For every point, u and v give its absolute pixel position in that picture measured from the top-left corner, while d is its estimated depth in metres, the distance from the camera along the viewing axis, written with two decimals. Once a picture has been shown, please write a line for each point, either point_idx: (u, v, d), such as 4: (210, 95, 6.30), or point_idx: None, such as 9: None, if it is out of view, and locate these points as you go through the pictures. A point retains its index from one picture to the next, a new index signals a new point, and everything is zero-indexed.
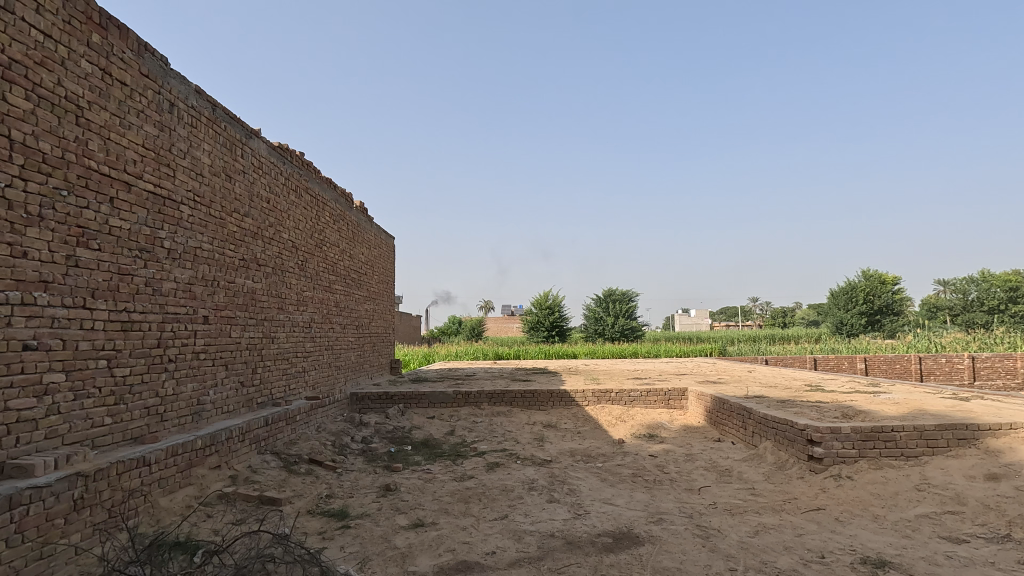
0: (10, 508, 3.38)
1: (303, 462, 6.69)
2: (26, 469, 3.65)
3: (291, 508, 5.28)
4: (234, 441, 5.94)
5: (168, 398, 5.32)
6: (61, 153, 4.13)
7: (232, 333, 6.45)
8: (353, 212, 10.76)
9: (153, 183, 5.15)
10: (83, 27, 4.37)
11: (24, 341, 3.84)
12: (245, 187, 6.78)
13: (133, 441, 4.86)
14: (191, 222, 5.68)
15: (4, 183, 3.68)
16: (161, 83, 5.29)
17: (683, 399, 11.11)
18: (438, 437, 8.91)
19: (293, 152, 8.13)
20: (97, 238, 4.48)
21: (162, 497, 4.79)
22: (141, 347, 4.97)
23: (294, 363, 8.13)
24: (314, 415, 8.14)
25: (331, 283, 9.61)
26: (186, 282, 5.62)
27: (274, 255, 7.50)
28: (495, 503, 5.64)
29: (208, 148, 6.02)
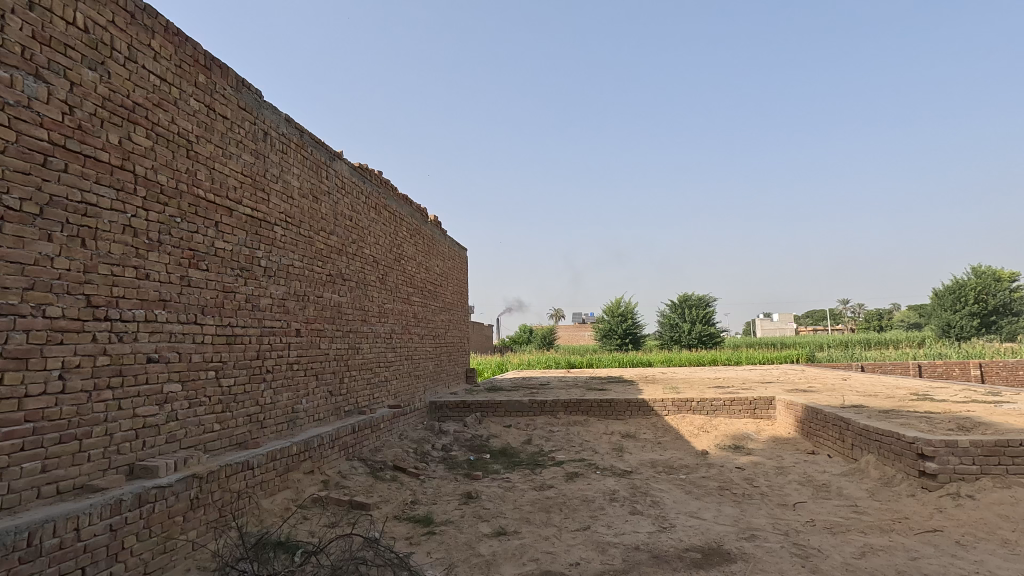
0: (140, 505, 3.76)
1: (388, 469, 6.97)
2: (151, 469, 4.05)
3: (379, 513, 5.50)
4: (326, 447, 6.27)
5: (267, 406, 5.71)
6: (175, 183, 4.58)
7: (321, 344, 6.83)
8: (427, 225, 11.14)
9: (251, 208, 5.57)
10: (191, 70, 4.83)
11: (148, 355, 4.26)
12: (330, 208, 7.19)
13: (238, 446, 5.25)
14: (284, 241, 6.10)
15: (130, 214, 4.13)
16: (257, 115, 5.74)
17: (770, 409, 10.52)
18: (515, 446, 8.97)
19: (373, 171, 8.56)
20: (205, 259, 4.91)
21: (265, 499, 5.13)
22: (243, 358, 5.37)
23: (377, 372, 8.48)
24: (397, 423, 8.43)
25: (409, 295, 9.94)
26: (280, 297, 6.02)
27: (357, 269, 7.88)
28: (576, 513, 5.58)
29: (297, 172, 6.44)
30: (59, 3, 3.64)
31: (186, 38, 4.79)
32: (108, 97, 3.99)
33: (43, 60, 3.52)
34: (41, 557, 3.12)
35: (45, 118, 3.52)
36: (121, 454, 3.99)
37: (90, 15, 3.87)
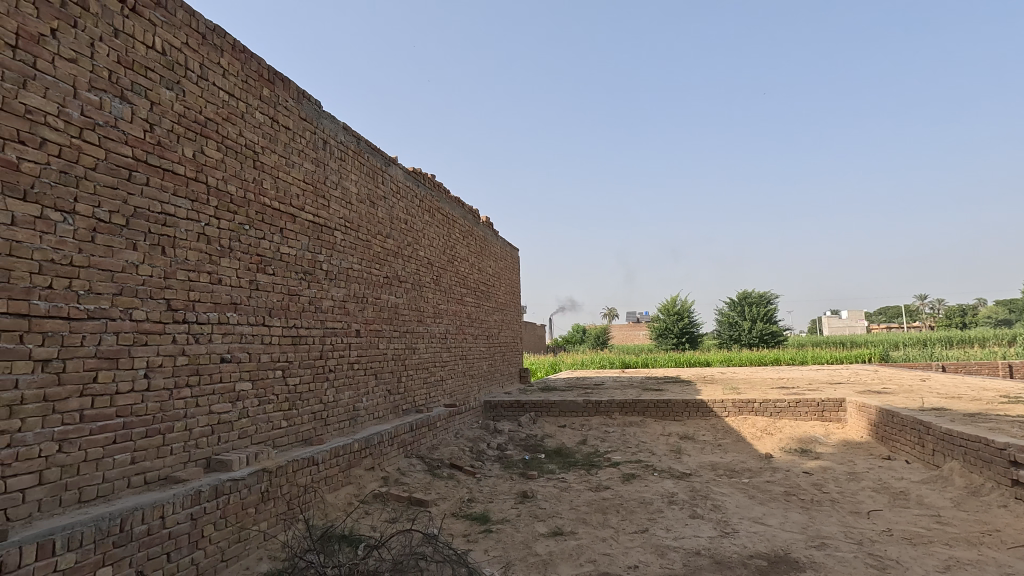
0: (217, 496, 4.01)
1: (445, 467, 7.09)
2: (226, 463, 4.30)
3: (437, 509, 5.62)
4: (385, 444, 6.46)
5: (330, 404, 5.94)
6: (243, 192, 4.84)
7: (380, 345, 7.04)
8: (480, 226, 11.27)
9: (313, 214, 5.82)
10: (256, 84, 5.09)
11: (222, 355, 4.53)
12: (386, 212, 7.40)
13: (304, 442, 5.49)
14: (343, 245, 6.33)
15: (203, 222, 4.39)
16: (317, 124, 5.98)
17: (840, 411, 9.98)
18: (571, 446, 8.92)
19: (426, 175, 8.73)
20: (271, 264, 5.16)
21: (329, 493, 5.35)
22: (307, 358, 5.61)
23: (433, 372, 8.65)
24: (453, 421, 8.57)
25: (462, 296, 10.08)
26: (341, 299, 6.25)
27: (412, 271, 8.07)
28: (633, 515, 5.49)
29: (355, 178, 6.66)
30: (140, 29, 3.93)
31: (252, 55, 5.05)
32: (183, 114, 4.26)
33: (126, 82, 3.81)
34: (132, 542, 3.38)
35: (129, 136, 3.81)
36: (199, 448, 4.26)
37: (166, 39, 4.15)
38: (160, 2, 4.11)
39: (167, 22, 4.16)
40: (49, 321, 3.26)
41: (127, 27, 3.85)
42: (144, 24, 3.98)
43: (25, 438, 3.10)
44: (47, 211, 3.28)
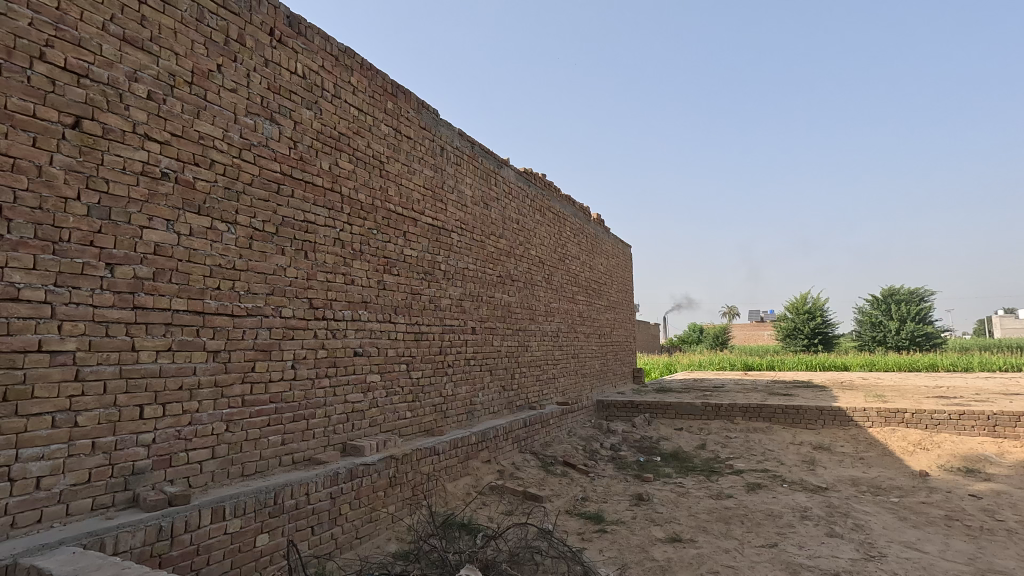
0: (352, 478, 4.39)
1: (558, 464, 7.15)
2: (359, 448, 4.70)
3: (552, 505, 5.68)
4: (501, 439, 6.65)
5: (449, 398, 6.24)
6: (372, 200, 5.24)
7: (494, 342, 7.25)
8: (590, 224, 11.16)
9: (432, 217, 6.15)
10: (382, 98, 5.48)
11: (354, 349, 4.95)
12: (499, 213, 7.61)
13: (426, 432, 5.83)
14: (460, 246, 6.61)
15: (338, 228, 4.83)
16: (435, 132, 6.30)
17: (1017, 427, 8.55)
18: (688, 451, 8.53)
19: (537, 174, 8.83)
20: (396, 265, 5.54)
21: (450, 483, 5.63)
22: (428, 354, 5.94)
23: (545, 369, 8.74)
24: (565, 419, 8.60)
25: (574, 294, 10.07)
26: (458, 298, 6.54)
27: (524, 270, 8.22)
28: (760, 528, 5.13)
29: (470, 181, 6.93)
30: (284, 57, 4.41)
31: (377, 71, 5.45)
32: (320, 131, 4.71)
33: (274, 105, 4.30)
34: (284, 514, 3.83)
35: (277, 154, 4.29)
36: (337, 434, 4.69)
37: (306, 64, 4.61)
38: (300, 31, 4.57)
39: (307, 49, 4.62)
40: (218, 318, 3.78)
41: (275, 56, 4.33)
42: (288, 52, 4.45)
43: (201, 417, 3.63)
44: (215, 222, 3.80)
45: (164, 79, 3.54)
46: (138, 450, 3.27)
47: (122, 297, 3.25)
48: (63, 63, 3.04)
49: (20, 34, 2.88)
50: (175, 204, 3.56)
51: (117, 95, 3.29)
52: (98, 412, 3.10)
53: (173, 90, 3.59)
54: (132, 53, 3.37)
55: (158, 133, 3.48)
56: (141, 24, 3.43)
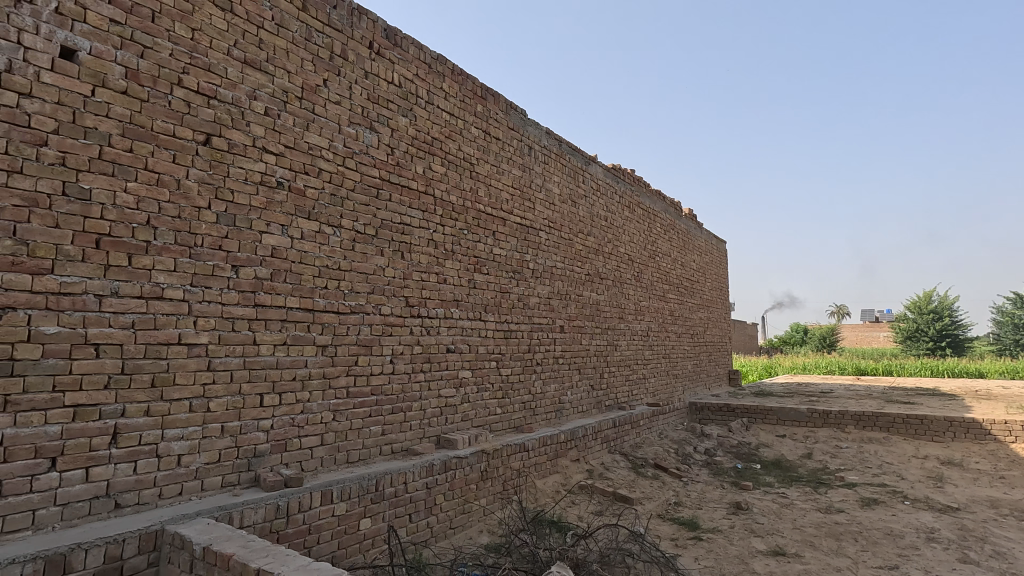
0: (446, 470, 4.56)
1: (649, 467, 6.97)
2: (452, 441, 4.86)
3: (643, 509, 5.56)
4: (590, 438, 6.60)
5: (537, 396, 6.29)
6: (463, 201, 5.40)
7: (582, 340, 7.21)
8: (682, 219, 10.76)
9: (521, 216, 6.22)
10: (472, 102, 5.62)
11: (447, 345, 5.12)
12: (587, 210, 7.54)
13: (515, 429, 5.91)
14: (548, 245, 6.63)
15: (432, 229, 5.02)
16: (522, 132, 6.36)
17: None
18: (792, 459, 7.99)
19: (626, 170, 8.65)
20: (486, 264, 5.67)
21: (539, 479, 5.67)
22: (517, 351, 6.02)
23: (635, 369, 8.55)
24: (656, 421, 8.37)
25: (665, 292, 9.76)
26: (546, 296, 6.57)
27: (613, 268, 8.08)
28: (877, 547, 4.69)
29: (557, 179, 6.93)
30: (382, 68, 4.65)
31: (468, 76, 5.60)
32: (415, 136, 4.93)
33: (374, 114, 4.55)
34: (384, 500, 4.05)
35: (376, 160, 4.54)
36: (432, 426, 4.89)
37: (402, 73, 4.84)
38: (397, 42, 4.80)
39: (402, 59, 4.85)
40: (325, 315, 4.07)
41: (373, 68, 4.58)
42: (385, 63, 4.69)
43: (312, 406, 3.93)
44: (323, 226, 4.09)
45: (279, 96, 3.86)
46: (259, 435, 3.61)
47: (245, 295, 3.59)
48: (197, 87, 3.41)
49: (162, 63, 3.26)
50: (288, 210, 3.87)
51: (240, 113, 3.63)
52: (227, 398, 3.46)
53: (286, 106, 3.91)
54: (251, 74, 3.71)
55: (274, 146, 3.81)
56: (259, 46, 3.77)
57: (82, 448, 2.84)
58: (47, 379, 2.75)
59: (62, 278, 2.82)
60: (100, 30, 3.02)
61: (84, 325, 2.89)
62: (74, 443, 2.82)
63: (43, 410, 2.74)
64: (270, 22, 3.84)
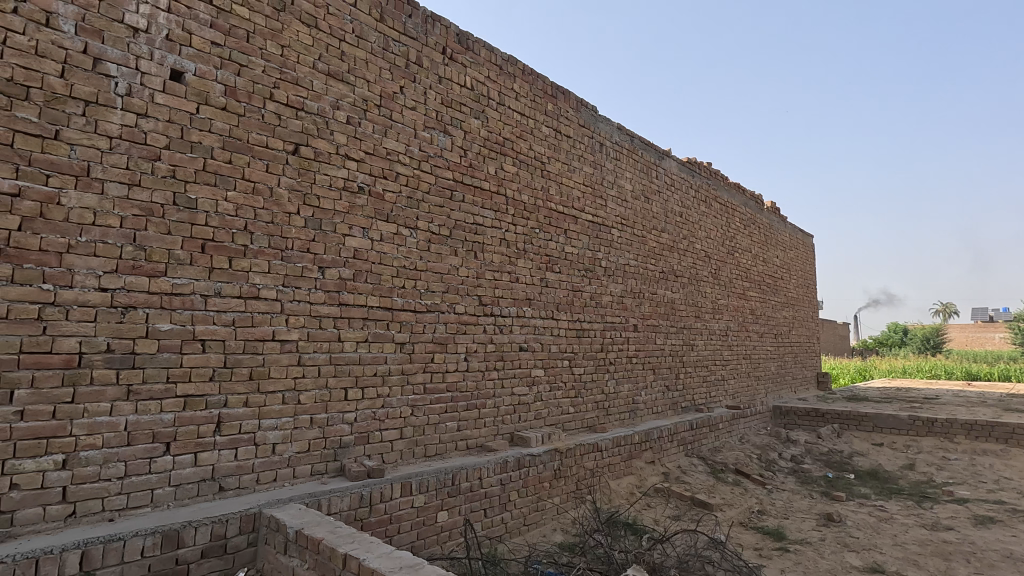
0: (519, 467, 4.60)
1: (730, 472, 6.68)
2: (526, 439, 4.90)
3: (724, 515, 5.34)
4: (666, 440, 6.43)
5: (611, 396, 6.20)
6: (534, 200, 5.42)
7: (657, 340, 7.03)
8: (764, 213, 10.22)
9: (592, 214, 6.15)
10: (543, 100, 5.63)
11: (520, 344, 5.17)
12: (662, 206, 7.34)
13: (589, 428, 5.86)
14: (621, 242, 6.52)
15: (504, 229, 5.09)
16: (594, 129, 6.29)
17: None
18: (891, 470, 7.38)
19: (703, 163, 8.34)
20: (558, 263, 5.66)
21: (613, 480, 5.60)
22: (590, 351, 5.97)
23: (714, 370, 8.23)
24: (737, 425, 8.01)
25: (745, 290, 9.31)
26: (619, 294, 6.46)
27: (689, 265, 7.82)
28: (995, 571, 4.24)
29: (630, 175, 6.79)
30: (455, 73, 4.76)
31: (538, 75, 5.61)
32: (487, 137, 5.00)
33: (448, 118, 4.67)
34: (460, 494, 4.15)
35: (450, 162, 4.65)
36: (506, 424, 4.95)
37: (474, 76, 4.93)
38: (469, 46, 4.90)
39: (474, 62, 4.94)
40: (403, 313, 4.23)
41: (447, 73, 4.70)
42: (458, 67, 4.80)
43: (392, 401, 4.09)
44: (400, 228, 4.25)
45: (359, 105, 4.05)
46: (344, 427, 3.81)
47: (330, 295, 3.80)
48: (286, 100, 3.64)
49: (256, 80, 3.51)
50: (369, 214, 4.06)
51: (324, 122, 3.85)
52: (315, 392, 3.68)
53: (366, 114, 4.10)
54: (334, 85, 3.92)
55: (355, 152, 4.00)
56: (341, 58, 3.97)
57: (191, 435, 3.12)
58: (162, 371, 3.05)
59: (173, 280, 3.11)
60: (203, 52, 3.30)
61: (192, 323, 3.17)
62: (184, 429, 3.10)
63: (160, 399, 3.03)
64: (350, 35, 4.03)
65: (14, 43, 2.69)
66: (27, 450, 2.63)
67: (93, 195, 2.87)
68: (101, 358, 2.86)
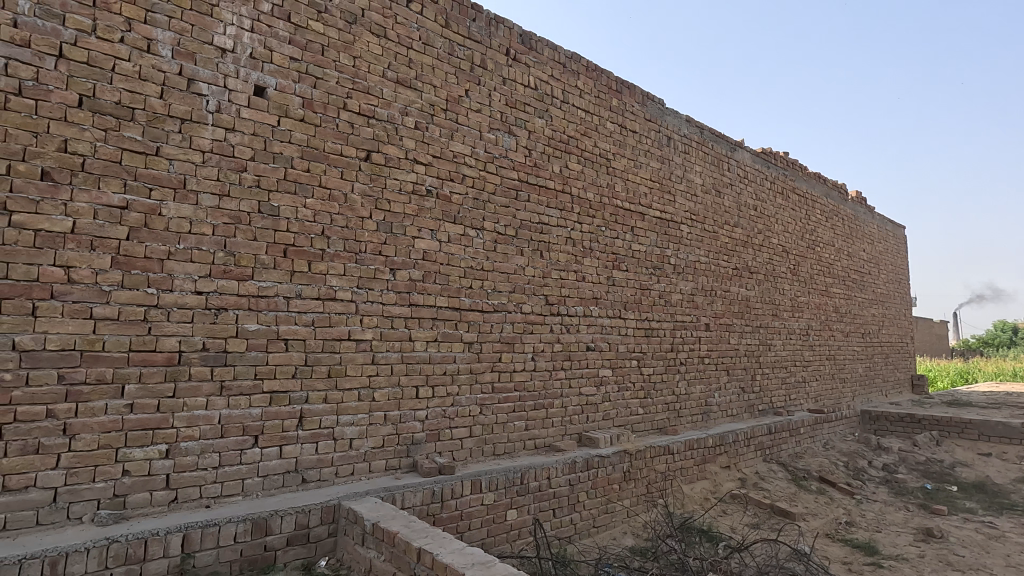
0: (588, 468, 4.55)
1: (813, 480, 6.30)
2: (594, 440, 4.84)
3: (807, 526, 5.04)
4: (742, 444, 6.14)
5: (682, 397, 6.00)
6: (600, 198, 5.35)
7: (731, 340, 6.74)
8: (848, 204, 9.56)
9: (660, 210, 5.98)
10: (607, 96, 5.54)
11: (587, 344, 5.11)
12: (734, 200, 7.03)
13: (659, 430, 5.71)
14: (690, 238, 6.30)
15: (569, 227, 5.05)
16: (661, 122, 6.12)
17: None
18: (1001, 484, 6.69)
19: (779, 153, 7.91)
20: (625, 261, 5.55)
21: (686, 485, 5.42)
22: (659, 350, 5.81)
23: (793, 372, 7.78)
24: (820, 430, 7.54)
25: (828, 286, 8.74)
26: (690, 292, 6.24)
27: (765, 261, 7.44)
28: None
29: (700, 169, 6.55)
30: (519, 73, 4.78)
31: (603, 70, 5.52)
32: (551, 136, 4.99)
33: (512, 119, 4.69)
34: (529, 494, 4.16)
35: (515, 163, 4.67)
36: (574, 424, 4.91)
37: (537, 76, 4.92)
38: (532, 46, 4.90)
39: (538, 61, 4.93)
40: (471, 313, 4.29)
41: (511, 74, 4.73)
42: (522, 68, 4.81)
43: (461, 400, 4.16)
44: (467, 229, 4.31)
45: (426, 110, 4.15)
46: (416, 424, 3.91)
47: (401, 296, 3.91)
48: (358, 109, 3.79)
49: (331, 91, 3.68)
50: (437, 216, 4.14)
51: (394, 129, 3.97)
52: (388, 389, 3.80)
53: (433, 118, 4.19)
54: (403, 92, 4.03)
55: (423, 156, 4.10)
56: (409, 66, 4.09)
57: (277, 429, 3.31)
58: (251, 368, 3.25)
59: (259, 283, 3.32)
60: (283, 68, 3.49)
61: (276, 323, 3.36)
62: (270, 423, 3.29)
63: (249, 394, 3.24)
64: (417, 42, 4.14)
65: (122, 70, 2.96)
66: (137, 440, 2.89)
67: (189, 206, 3.11)
68: (197, 356, 3.09)
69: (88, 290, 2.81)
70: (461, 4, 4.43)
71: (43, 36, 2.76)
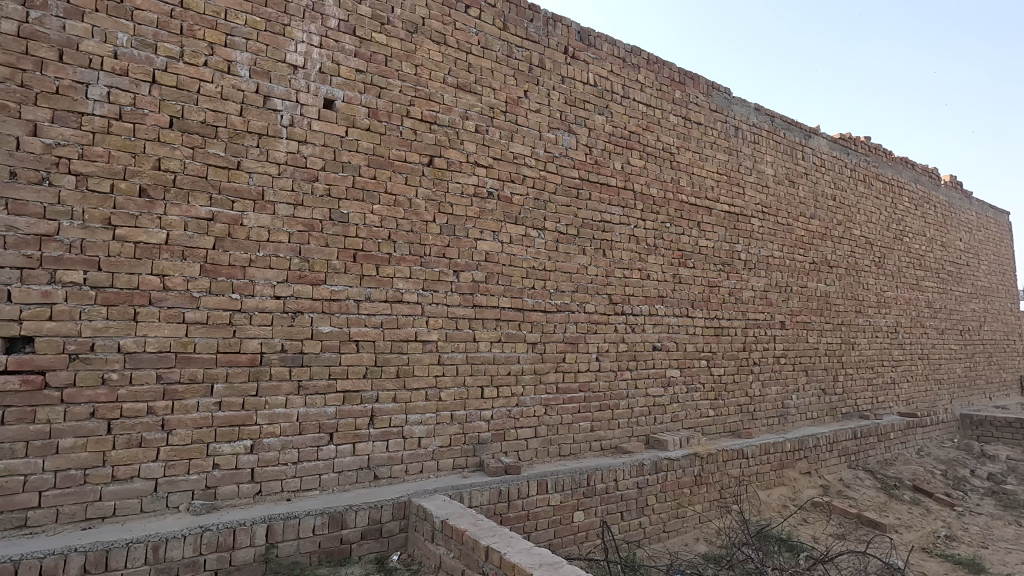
0: (657, 471, 4.44)
1: (906, 489, 5.83)
2: (663, 442, 4.72)
3: (901, 538, 4.67)
4: (824, 450, 5.78)
5: (757, 399, 5.73)
6: (664, 193, 5.20)
7: (809, 338, 6.36)
8: (941, 190, 8.79)
9: (729, 204, 5.75)
10: (670, 88, 5.38)
11: (653, 343, 4.98)
12: (810, 190, 6.64)
13: (732, 433, 5.48)
14: (762, 232, 6.01)
15: (633, 225, 4.94)
16: (728, 112, 5.87)
17: None
18: None
19: (859, 139, 7.40)
20: (692, 257, 5.37)
21: (763, 491, 5.17)
22: (731, 350, 5.57)
23: (881, 373, 7.24)
24: (912, 435, 6.98)
25: (919, 279, 8.07)
26: (763, 289, 5.95)
27: (846, 254, 6.97)
28: None
29: (771, 159, 6.23)
30: (578, 71, 4.73)
31: (664, 63, 5.37)
32: (612, 133, 4.91)
33: (572, 117, 4.66)
34: (596, 495, 4.11)
35: (575, 161, 4.64)
36: (641, 425, 4.80)
37: (597, 72, 4.86)
38: (591, 42, 4.84)
39: (597, 57, 4.87)
40: (534, 313, 4.29)
41: (570, 72, 4.69)
42: (581, 65, 4.77)
43: (526, 400, 4.17)
44: (529, 230, 4.32)
45: (486, 113, 4.19)
46: (482, 424, 3.96)
47: (465, 297, 3.97)
48: (421, 115, 3.89)
49: (395, 99, 3.79)
50: (498, 217, 4.18)
51: (456, 133, 4.04)
52: (454, 389, 3.87)
53: (493, 121, 4.23)
54: (463, 96, 4.10)
55: (484, 159, 4.15)
56: (469, 70, 4.14)
57: (350, 427, 3.45)
58: (326, 368, 3.41)
59: (332, 287, 3.47)
60: (350, 80, 3.64)
61: (348, 325, 3.50)
62: (344, 421, 3.43)
63: (324, 394, 3.40)
64: (476, 46, 4.19)
65: (206, 91, 3.18)
66: (225, 436, 3.09)
67: (267, 215, 3.30)
68: (277, 357, 3.27)
69: (181, 296, 3.04)
70: (519, 6, 4.45)
71: (139, 64, 3.02)
